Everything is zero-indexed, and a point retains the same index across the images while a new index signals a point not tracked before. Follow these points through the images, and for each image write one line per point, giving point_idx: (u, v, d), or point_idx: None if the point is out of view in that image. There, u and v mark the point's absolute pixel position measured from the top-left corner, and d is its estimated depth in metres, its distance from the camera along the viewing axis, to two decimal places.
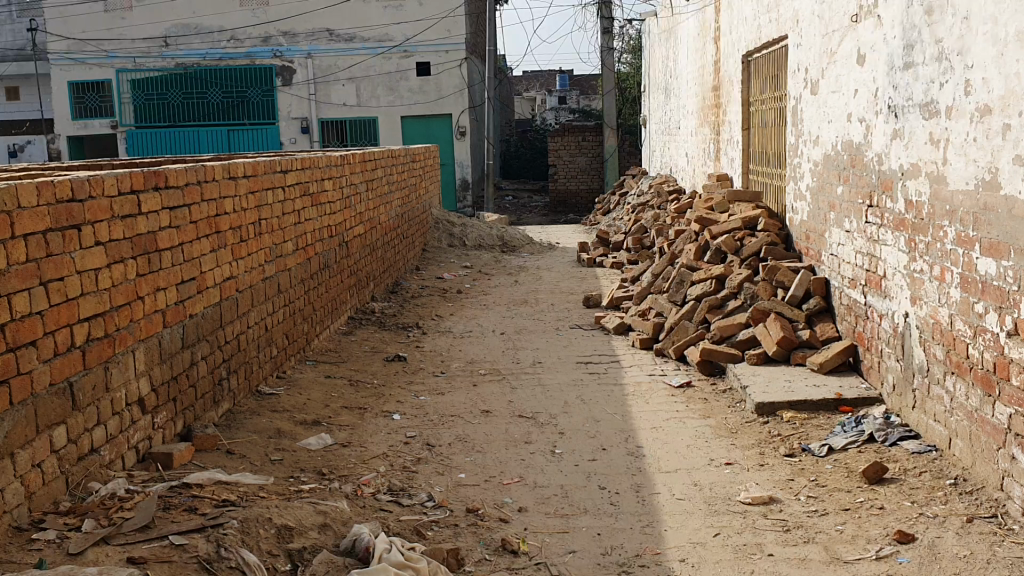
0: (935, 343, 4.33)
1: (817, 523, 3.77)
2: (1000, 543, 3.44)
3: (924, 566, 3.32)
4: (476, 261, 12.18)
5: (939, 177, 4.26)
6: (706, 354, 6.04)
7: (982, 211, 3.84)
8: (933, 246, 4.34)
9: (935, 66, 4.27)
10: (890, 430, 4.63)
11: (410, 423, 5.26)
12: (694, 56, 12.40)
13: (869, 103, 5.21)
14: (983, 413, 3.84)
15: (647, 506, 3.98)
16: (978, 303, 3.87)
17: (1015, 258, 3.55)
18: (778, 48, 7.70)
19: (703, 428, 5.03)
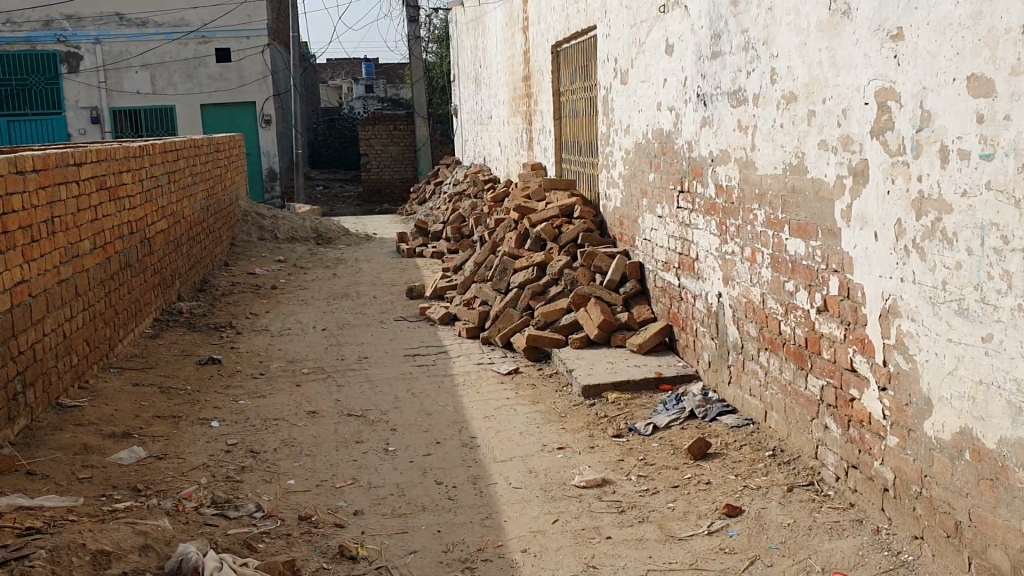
0: (748, 320, 4.48)
1: (649, 502, 3.83)
2: (819, 509, 3.56)
3: (752, 536, 3.42)
4: (290, 255, 11.79)
5: (748, 163, 4.35)
6: (531, 340, 6.08)
7: (790, 194, 3.93)
8: (744, 229, 4.45)
9: (742, 55, 4.33)
10: (709, 405, 4.81)
11: (231, 429, 4.99)
12: (502, 46, 12.51)
13: (678, 91, 5.28)
14: (797, 386, 3.99)
15: (485, 498, 3.94)
16: (790, 281, 3.98)
17: (823, 239, 3.65)
18: (587, 38, 7.82)
19: (534, 415, 5.06)
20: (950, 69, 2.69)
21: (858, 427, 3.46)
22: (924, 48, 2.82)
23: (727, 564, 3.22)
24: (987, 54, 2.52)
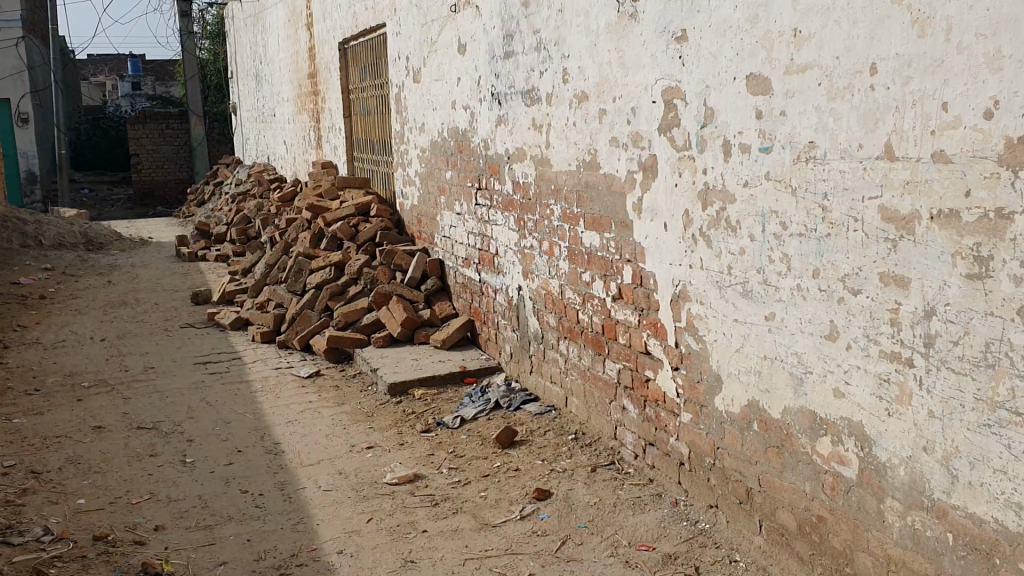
0: (547, 311, 4.62)
1: (462, 493, 3.88)
2: (621, 486, 3.74)
3: (562, 518, 3.53)
4: (58, 263, 10.96)
5: (544, 160, 4.45)
6: (332, 341, 5.99)
7: (585, 189, 4.05)
8: (541, 223, 4.56)
9: (535, 55, 4.42)
10: (513, 395, 4.92)
11: (6, 451, 4.59)
12: (285, 43, 12.22)
13: (472, 90, 5.33)
14: (596, 371, 4.16)
15: (295, 503, 3.85)
16: (586, 272, 4.14)
17: (617, 230, 3.81)
18: (375, 36, 7.79)
19: (339, 416, 4.99)
20: (731, 68, 2.91)
21: (654, 406, 3.67)
22: (706, 49, 3.02)
23: (540, 547, 3.31)
24: (764, 55, 2.74)
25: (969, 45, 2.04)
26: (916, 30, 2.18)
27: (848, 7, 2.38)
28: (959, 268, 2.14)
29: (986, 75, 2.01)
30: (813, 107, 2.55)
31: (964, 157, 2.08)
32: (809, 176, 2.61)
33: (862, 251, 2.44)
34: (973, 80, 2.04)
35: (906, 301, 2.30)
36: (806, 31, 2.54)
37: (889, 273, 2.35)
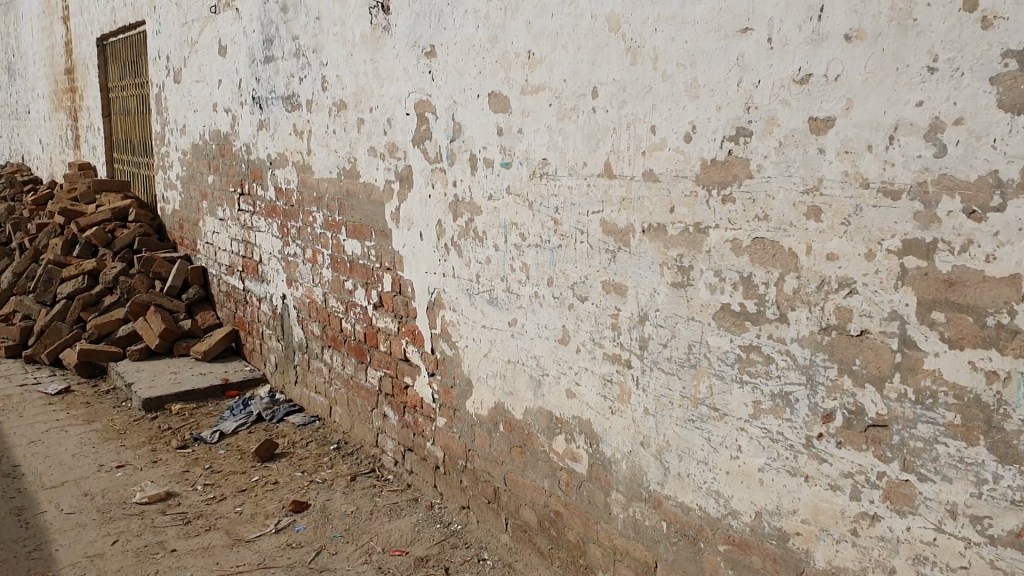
0: (311, 320, 4.58)
1: (216, 509, 3.77)
2: (379, 493, 3.77)
3: (318, 528, 3.52)
4: None
5: (305, 167, 4.41)
6: (84, 354, 5.64)
7: (345, 197, 4.05)
8: (304, 231, 4.51)
9: (293, 61, 4.37)
10: (277, 406, 4.84)
11: None
12: (39, 35, 11.42)
13: (234, 93, 5.19)
14: (357, 379, 4.17)
15: (32, 528, 3.61)
16: (347, 280, 4.14)
17: (376, 239, 3.84)
18: (135, 33, 7.42)
19: (89, 434, 4.72)
20: (474, 85, 3.01)
21: (412, 412, 3.73)
22: (452, 66, 3.11)
23: (294, 559, 3.28)
24: (502, 74, 2.86)
25: (672, 73, 2.23)
26: (629, 58, 2.36)
27: (574, 33, 2.53)
28: (666, 277, 2.32)
29: (685, 102, 2.20)
30: (545, 126, 2.69)
31: (669, 176, 2.27)
32: (543, 190, 2.75)
33: (588, 261, 2.60)
34: (675, 105, 2.23)
35: (624, 306, 2.48)
36: (538, 54, 2.68)
37: (610, 281, 2.52)
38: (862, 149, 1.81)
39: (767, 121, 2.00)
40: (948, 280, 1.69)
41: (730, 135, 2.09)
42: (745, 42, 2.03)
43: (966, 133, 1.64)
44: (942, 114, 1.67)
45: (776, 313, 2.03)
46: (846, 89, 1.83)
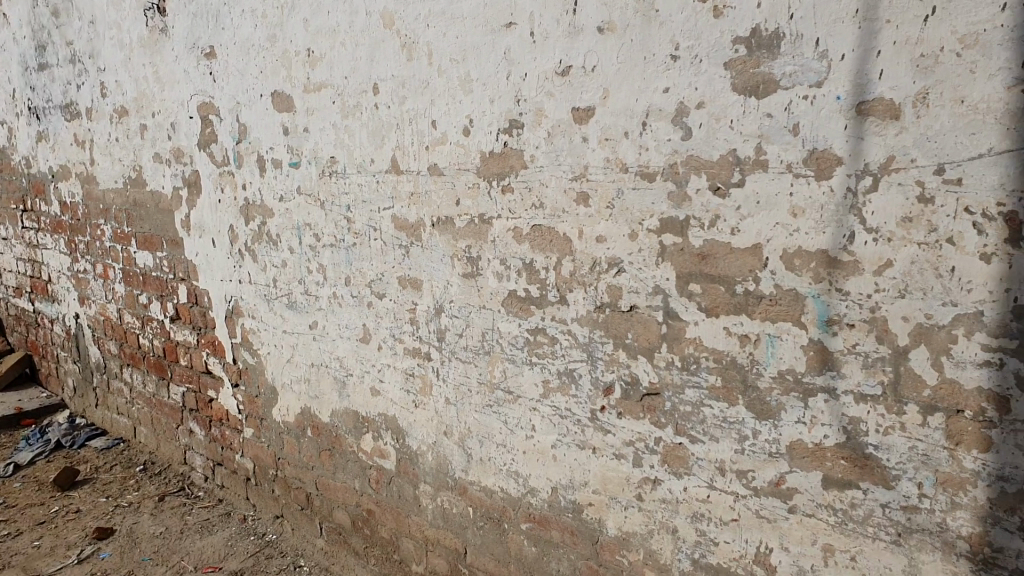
0: (108, 338, 4.36)
1: (11, 545, 3.53)
2: (190, 512, 3.65)
3: (125, 554, 3.36)
4: None
5: (90, 178, 4.20)
6: None
7: (133, 207, 3.89)
8: (94, 245, 4.29)
9: (69, 68, 4.15)
10: (77, 432, 4.59)
11: None
12: None
13: (8, 104, 4.87)
14: (160, 396, 4.02)
15: None
16: (142, 294, 3.97)
17: (168, 249, 3.70)
18: None
19: None
20: (257, 86, 2.96)
21: (219, 425, 3.62)
22: (233, 67, 3.04)
23: None
24: (284, 74, 2.82)
25: (446, 69, 2.27)
26: (404, 55, 2.38)
27: (350, 31, 2.53)
28: (456, 269, 2.37)
29: (460, 96, 2.25)
30: (330, 124, 2.68)
31: (451, 170, 2.31)
32: (333, 189, 2.73)
33: (382, 258, 2.61)
34: (451, 100, 2.27)
35: (419, 300, 2.51)
36: (318, 52, 2.66)
37: (404, 276, 2.54)
38: (620, 135, 1.91)
39: (536, 112, 2.07)
40: (700, 254, 1.81)
41: (504, 127, 2.15)
42: (510, 36, 2.10)
43: (707, 116, 1.75)
44: (686, 99, 1.78)
45: (557, 295, 2.11)
46: (603, 78, 1.92)
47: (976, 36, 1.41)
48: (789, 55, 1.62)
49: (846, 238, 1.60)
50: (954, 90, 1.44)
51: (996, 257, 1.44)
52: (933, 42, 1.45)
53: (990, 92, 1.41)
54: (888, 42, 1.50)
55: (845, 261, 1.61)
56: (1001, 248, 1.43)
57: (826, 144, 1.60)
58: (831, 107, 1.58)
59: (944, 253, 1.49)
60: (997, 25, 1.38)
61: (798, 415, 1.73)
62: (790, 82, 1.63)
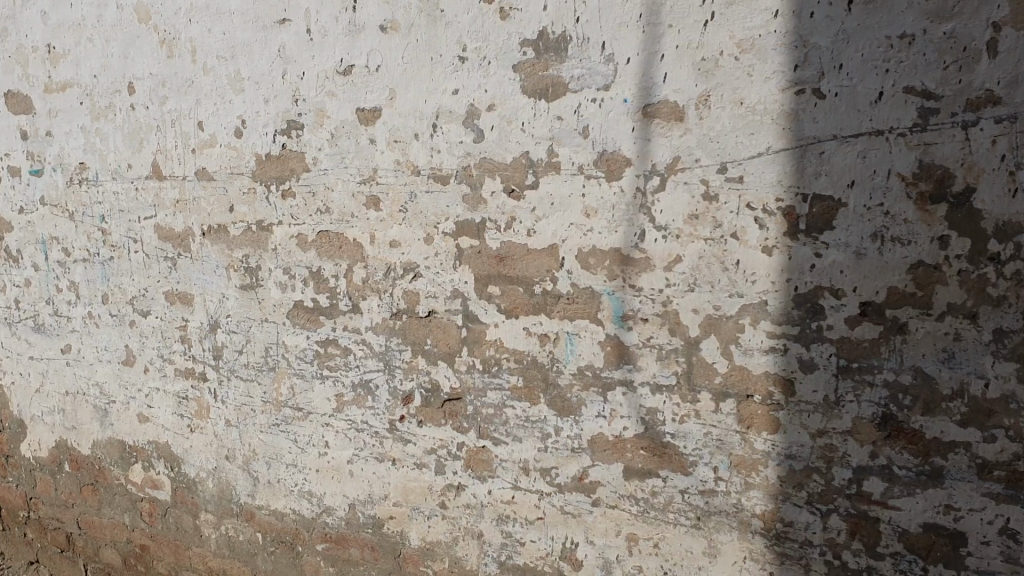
0: None
1: None
2: None
3: None
4: None
5: None
6: None
7: None
8: None
9: None
10: None
11: None
12: None
13: None
14: None
15: None
16: None
17: None
18: None
19: None
20: None
21: None
22: None
23: None
24: (19, 71, 2.50)
25: (212, 67, 2.12)
26: (164, 52, 2.20)
27: (98, 25, 2.30)
28: (233, 280, 2.22)
29: (230, 96, 2.10)
30: (78, 127, 2.42)
31: (223, 174, 2.16)
32: (83, 198, 2.47)
33: (145, 271, 2.40)
34: (220, 100, 2.13)
35: (192, 316, 2.33)
36: (60, 48, 2.40)
37: (173, 292, 2.35)
38: (409, 137, 1.86)
39: (316, 112, 1.98)
40: (498, 256, 1.80)
41: (281, 129, 2.04)
42: (284, 33, 1.99)
43: (497, 117, 1.74)
44: (475, 100, 1.76)
45: (349, 304, 2.03)
46: (388, 78, 1.86)
47: (752, 42, 1.48)
48: (576, 58, 1.64)
49: (638, 236, 1.64)
50: (734, 93, 1.51)
51: (776, 250, 1.51)
52: (712, 47, 1.51)
53: (765, 95, 1.48)
54: (671, 46, 1.55)
55: (637, 257, 1.65)
56: (781, 241, 1.51)
57: (615, 146, 1.63)
58: (619, 109, 1.61)
59: (729, 247, 1.56)
60: (770, 31, 1.46)
61: (598, 410, 1.76)
62: (578, 85, 1.65)
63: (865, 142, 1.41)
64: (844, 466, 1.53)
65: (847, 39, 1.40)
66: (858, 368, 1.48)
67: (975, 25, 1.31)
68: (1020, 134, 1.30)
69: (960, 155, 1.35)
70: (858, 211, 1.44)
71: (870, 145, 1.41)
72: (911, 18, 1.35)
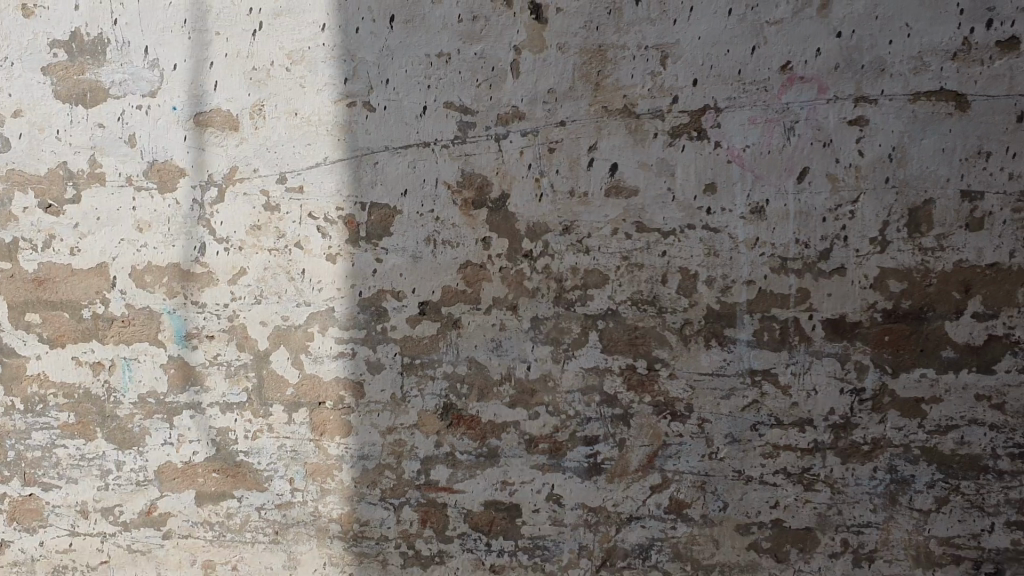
0: None
1: None
2: None
3: None
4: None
5: None
6: None
7: None
8: None
9: None
10: None
11: None
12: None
13: None
14: None
15: None
16: None
17: None
18: None
19: None
20: None
21: None
22: None
23: None
24: None
25: None
26: None
27: None
28: None
29: None
30: None
31: None
32: None
33: None
34: None
35: None
36: None
37: None
38: None
39: None
40: (35, 279, 1.61)
41: None
42: None
43: (26, 125, 1.58)
44: None
45: None
46: None
47: (301, 54, 1.49)
48: (115, 62, 1.54)
49: (197, 250, 1.56)
50: (287, 103, 1.51)
51: (339, 257, 1.52)
52: (263, 57, 1.51)
53: (318, 106, 1.50)
54: (220, 54, 1.52)
55: (199, 273, 1.57)
56: (343, 248, 1.52)
57: (166, 156, 1.55)
58: (168, 118, 1.55)
59: (293, 257, 1.53)
60: (319, 43, 1.49)
61: (164, 437, 1.64)
62: (120, 91, 1.55)
63: (413, 153, 1.50)
64: (413, 458, 1.57)
65: (391, 56, 1.48)
66: (421, 364, 1.54)
67: (500, 47, 1.45)
68: (540, 145, 1.47)
69: (494, 164, 1.48)
70: (412, 217, 1.51)
71: (419, 156, 1.49)
72: (446, 39, 1.46)
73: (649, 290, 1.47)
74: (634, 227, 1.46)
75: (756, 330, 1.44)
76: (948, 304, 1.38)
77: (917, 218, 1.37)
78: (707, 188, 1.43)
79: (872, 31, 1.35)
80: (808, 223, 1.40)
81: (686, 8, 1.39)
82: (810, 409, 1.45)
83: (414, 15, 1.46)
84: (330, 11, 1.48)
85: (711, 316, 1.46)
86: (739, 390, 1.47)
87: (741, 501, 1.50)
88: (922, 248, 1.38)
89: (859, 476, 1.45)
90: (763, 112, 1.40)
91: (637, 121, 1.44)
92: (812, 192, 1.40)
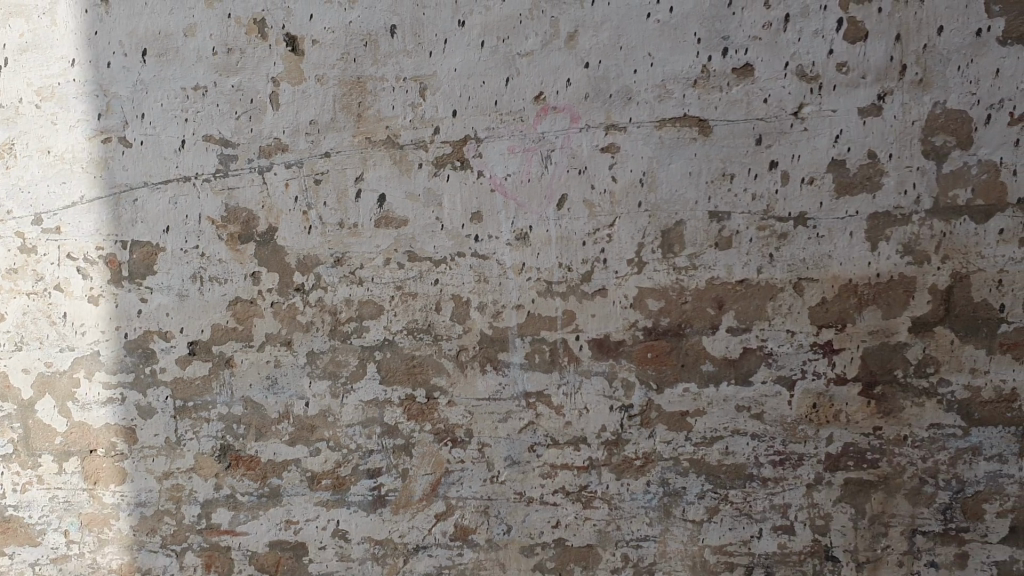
0: None
1: None
2: None
3: None
4: None
5: None
6: None
7: None
8: None
9: None
10: None
11: None
12: None
13: None
14: None
15: None
16: None
17: None
18: None
19: None
20: None
21: None
22: None
23: None
24: None
25: None
26: None
27: None
28: None
29: None
30: None
31: None
32: None
33: None
34: None
35: None
36: None
37: None
38: None
39: None
40: None
41: None
42: None
43: None
44: None
45: None
46: None
47: (51, 89, 1.48)
48: None
49: None
50: (38, 140, 1.49)
51: (102, 298, 1.49)
52: (10, 94, 1.48)
53: (71, 143, 1.48)
54: None
55: None
56: (106, 289, 1.49)
57: None
58: None
59: (53, 300, 1.50)
60: (68, 79, 1.47)
61: None
62: None
63: (174, 188, 1.47)
64: (192, 503, 1.52)
65: (145, 90, 1.47)
66: (194, 407, 1.50)
67: (258, 79, 1.45)
68: (306, 177, 1.46)
69: (259, 198, 1.47)
70: (177, 254, 1.48)
71: (180, 191, 1.47)
72: (202, 71, 1.46)
73: (423, 319, 1.48)
74: (406, 257, 1.46)
75: (528, 354, 1.47)
76: (704, 320, 1.43)
77: (670, 239, 1.43)
78: (474, 217, 1.45)
79: (617, 61, 1.41)
80: (569, 247, 1.44)
81: (440, 40, 1.43)
82: (583, 428, 1.47)
83: (166, 48, 1.46)
84: (79, 46, 1.47)
85: (484, 342, 1.47)
86: (515, 413, 1.48)
87: (524, 523, 1.50)
88: (676, 267, 1.43)
89: (634, 491, 1.48)
90: (521, 141, 1.43)
91: (401, 152, 1.45)
92: (571, 217, 1.44)
